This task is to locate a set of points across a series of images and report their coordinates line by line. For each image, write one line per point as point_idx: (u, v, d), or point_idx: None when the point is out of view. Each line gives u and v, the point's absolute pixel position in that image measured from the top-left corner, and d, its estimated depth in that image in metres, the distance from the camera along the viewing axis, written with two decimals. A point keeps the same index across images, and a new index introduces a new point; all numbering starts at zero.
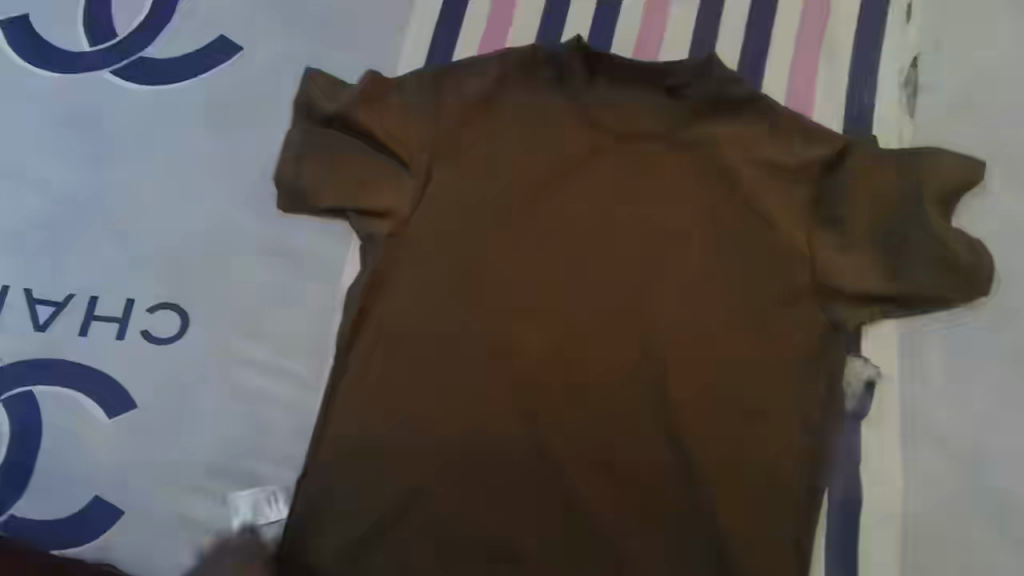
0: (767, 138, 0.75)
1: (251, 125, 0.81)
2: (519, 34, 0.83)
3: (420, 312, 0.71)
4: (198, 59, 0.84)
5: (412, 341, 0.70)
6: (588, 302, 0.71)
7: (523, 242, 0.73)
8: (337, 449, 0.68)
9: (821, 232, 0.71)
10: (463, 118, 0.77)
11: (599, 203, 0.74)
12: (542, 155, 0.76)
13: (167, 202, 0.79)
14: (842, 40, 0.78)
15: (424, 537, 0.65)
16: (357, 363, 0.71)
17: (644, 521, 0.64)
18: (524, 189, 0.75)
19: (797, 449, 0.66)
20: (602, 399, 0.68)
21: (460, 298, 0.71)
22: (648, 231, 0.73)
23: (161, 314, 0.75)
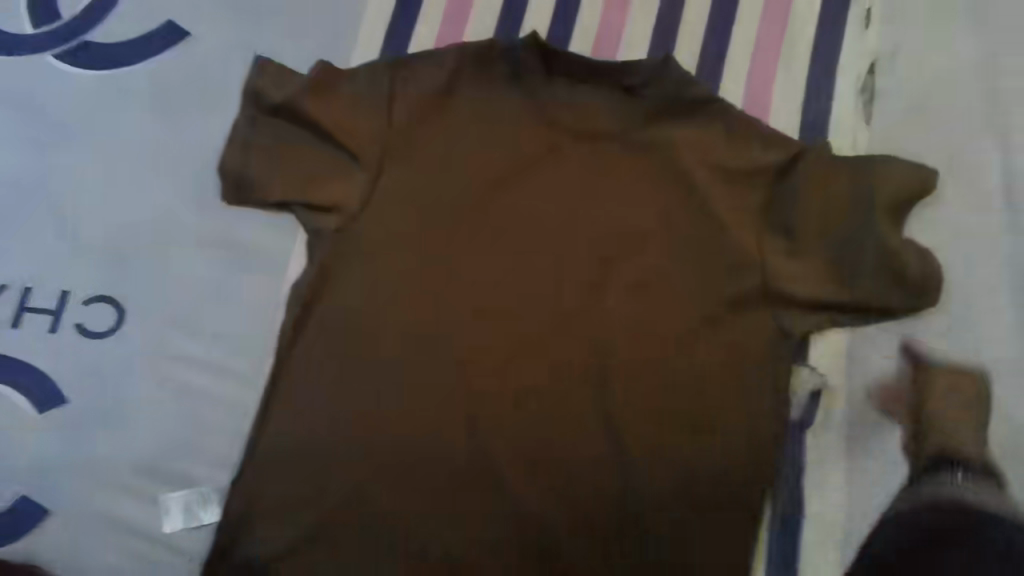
0: (725, 143, 0.72)
1: (197, 112, 0.78)
2: (476, 27, 0.81)
3: (366, 310, 0.70)
4: (145, 45, 0.81)
5: (359, 341, 0.69)
6: (542, 304, 0.70)
7: (476, 241, 0.72)
8: (276, 448, 0.68)
9: (774, 237, 0.70)
10: (419, 114, 0.74)
11: (556, 202, 0.73)
12: (499, 153, 0.74)
13: (106, 191, 0.76)
14: (801, 45, 0.77)
15: (366, 537, 0.66)
16: (302, 362, 0.69)
17: (587, 525, 0.65)
18: (479, 188, 0.73)
19: (743, 456, 0.66)
20: (549, 403, 0.68)
21: (408, 298, 0.70)
22: (604, 234, 0.72)
23: (96, 308, 0.72)
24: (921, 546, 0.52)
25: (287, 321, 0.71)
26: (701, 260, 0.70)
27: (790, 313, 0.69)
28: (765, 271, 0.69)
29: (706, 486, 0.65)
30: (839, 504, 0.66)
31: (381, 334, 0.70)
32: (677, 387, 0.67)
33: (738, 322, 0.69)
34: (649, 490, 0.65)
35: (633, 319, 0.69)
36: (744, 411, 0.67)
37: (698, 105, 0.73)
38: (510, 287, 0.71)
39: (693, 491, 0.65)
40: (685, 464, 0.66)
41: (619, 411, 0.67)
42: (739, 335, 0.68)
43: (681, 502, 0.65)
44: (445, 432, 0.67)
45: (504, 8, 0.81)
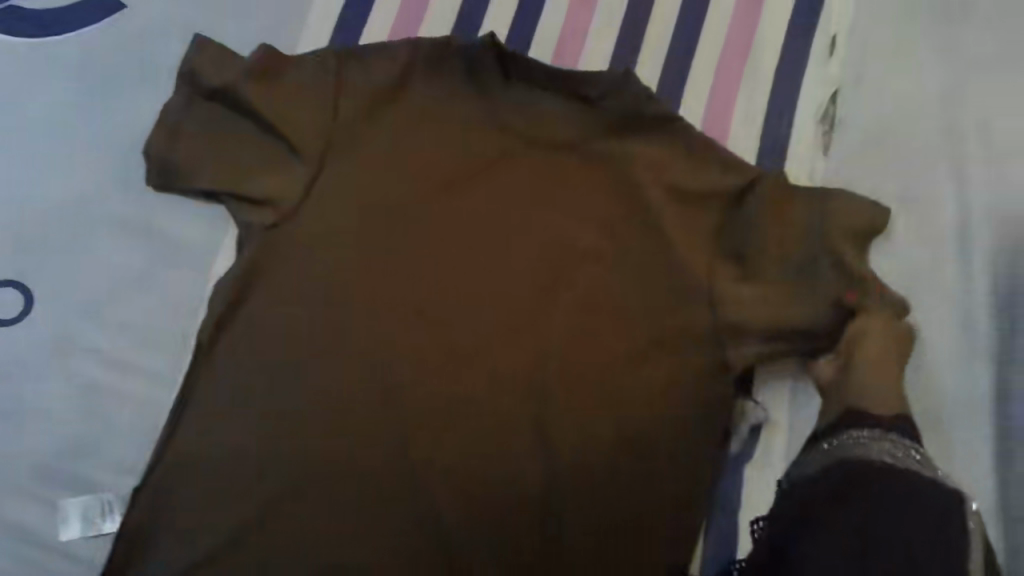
0: (684, 163, 0.70)
1: (128, 89, 0.73)
2: (433, 23, 0.77)
3: (301, 313, 0.66)
4: (76, 13, 0.75)
5: (290, 344, 0.66)
6: (484, 312, 0.67)
7: (419, 243, 0.69)
8: (190, 451, 0.63)
9: (722, 260, 0.68)
10: (369, 108, 0.70)
11: (507, 209, 0.70)
12: (448, 153, 0.71)
13: (21, 166, 0.70)
14: (765, 68, 0.76)
15: (286, 543, 0.62)
16: (226, 363, 0.65)
17: (512, 549, 0.63)
18: (426, 188, 0.70)
19: (677, 476, 0.64)
20: (483, 418, 0.65)
21: (347, 300, 0.67)
22: (550, 241, 0.69)
23: (2, 293, 0.67)
24: (820, 499, 0.54)
25: (208, 319, 0.67)
26: (648, 279, 0.68)
27: (730, 331, 0.66)
28: (712, 296, 0.67)
29: (614, 492, 0.64)
30: None
31: (311, 335, 0.66)
32: (618, 405, 0.65)
33: (685, 338, 0.67)
34: (577, 513, 0.64)
35: (568, 327, 0.67)
36: (669, 425, 0.65)
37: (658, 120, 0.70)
38: (451, 291, 0.68)
39: (600, 493, 0.64)
40: (613, 479, 0.64)
41: (552, 424, 0.65)
42: (685, 356, 0.66)
43: (595, 501, 0.64)
44: (362, 436, 0.64)
45: (463, 6, 0.77)
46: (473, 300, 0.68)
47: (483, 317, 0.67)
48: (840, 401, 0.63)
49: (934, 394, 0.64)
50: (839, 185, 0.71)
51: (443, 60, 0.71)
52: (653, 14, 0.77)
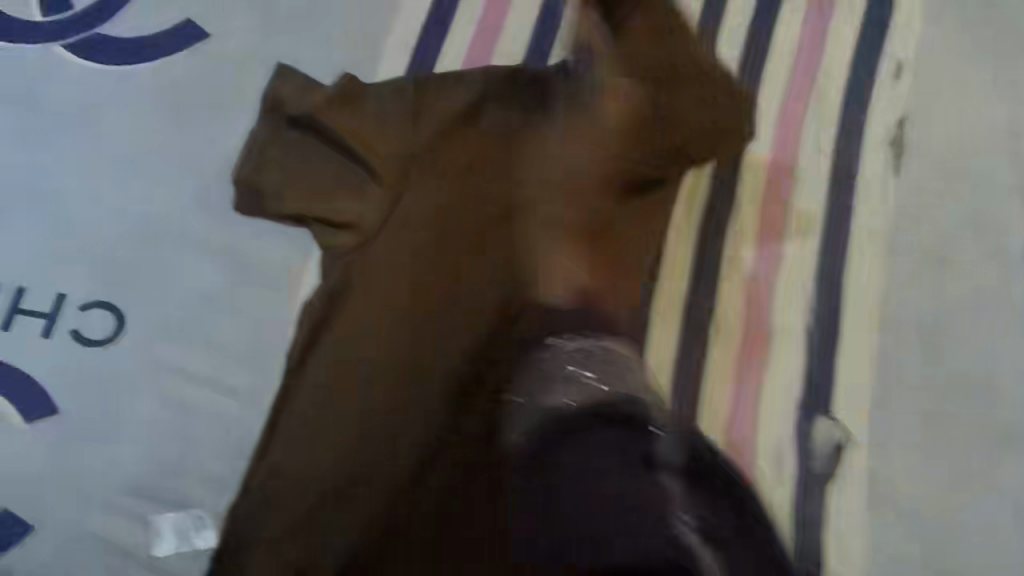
0: (746, 187, 0.72)
1: (211, 116, 0.75)
2: (506, 48, 0.79)
3: (371, 333, 0.66)
4: (160, 42, 0.77)
5: (359, 360, 0.66)
6: (536, 324, 0.65)
7: (481, 256, 0.67)
8: (272, 476, 0.64)
9: (794, 294, 0.69)
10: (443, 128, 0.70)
11: (574, 212, 0.66)
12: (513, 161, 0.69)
13: (107, 191, 0.73)
14: (836, 84, 0.75)
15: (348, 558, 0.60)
16: (311, 380, 0.66)
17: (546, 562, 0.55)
18: (491, 200, 0.68)
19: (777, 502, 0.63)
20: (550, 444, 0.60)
21: (413, 322, 0.67)
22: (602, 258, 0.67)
23: (93, 314, 0.69)
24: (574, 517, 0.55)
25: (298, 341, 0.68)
26: (722, 297, 0.69)
27: (805, 351, 0.67)
28: (786, 318, 0.68)
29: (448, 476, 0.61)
30: (860, 537, 0.62)
31: (378, 351, 0.66)
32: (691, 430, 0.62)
33: (763, 358, 0.67)
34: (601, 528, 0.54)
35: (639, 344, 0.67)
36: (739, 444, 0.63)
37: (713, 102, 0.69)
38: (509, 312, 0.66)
39: (461, 486, 0.61)
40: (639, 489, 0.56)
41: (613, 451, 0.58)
42: (764, 379, 0.66)
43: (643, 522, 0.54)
44: (392, 441, 0.64)
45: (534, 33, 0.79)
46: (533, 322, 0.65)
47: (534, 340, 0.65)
48: (908, 396, 0.65)
49: (939, 414, 0.65)
50: (919, 200, 0.71)
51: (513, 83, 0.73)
52: None
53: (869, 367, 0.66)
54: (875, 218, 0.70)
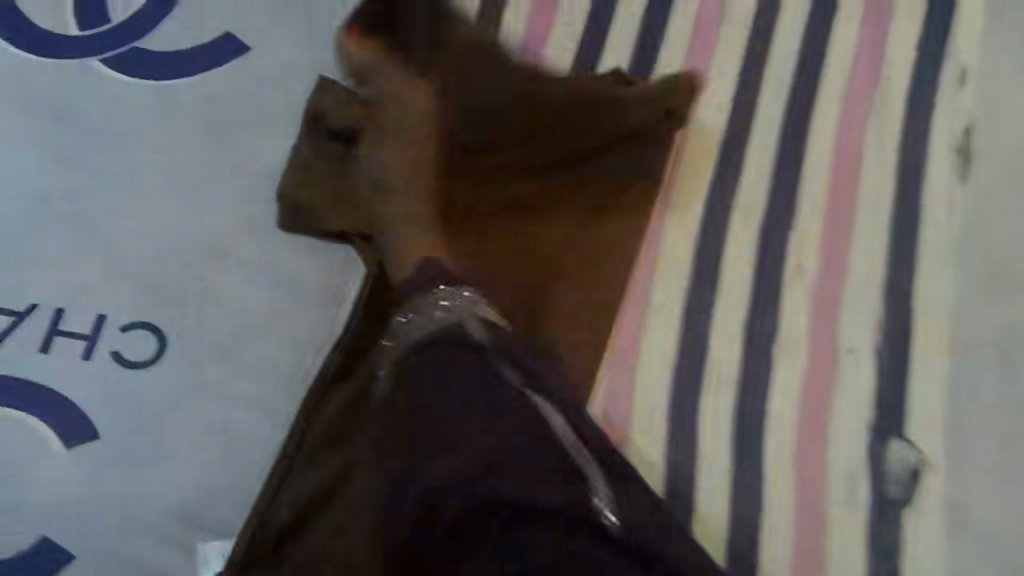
0: (805, 196, 0.70)
1: (253, 131, 0.74)
2: (553, 57, 0.77)
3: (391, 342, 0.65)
4: (200, 56, 0.75)
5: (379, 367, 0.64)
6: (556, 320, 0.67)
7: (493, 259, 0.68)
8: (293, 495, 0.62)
9: (858, 311, 0.66)
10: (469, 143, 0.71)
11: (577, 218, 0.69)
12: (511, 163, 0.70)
13: (146, 207, 0.71)
14: (896, 92, 0.73)
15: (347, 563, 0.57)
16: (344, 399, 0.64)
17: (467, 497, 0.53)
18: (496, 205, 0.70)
19: (847, 521, 0.60)
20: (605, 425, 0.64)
21: None
22: (596, 251, 0.69)
23: (135, 336, 0.67)
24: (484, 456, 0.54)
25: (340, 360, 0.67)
26: (784, 313, 0.67)
27: (872, 367, 0.64)
28: (852, 333, 0.65)
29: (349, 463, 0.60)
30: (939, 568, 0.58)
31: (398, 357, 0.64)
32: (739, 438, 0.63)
33: (829, 377, 0.64)
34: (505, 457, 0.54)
35: (694, 361, 0.66)
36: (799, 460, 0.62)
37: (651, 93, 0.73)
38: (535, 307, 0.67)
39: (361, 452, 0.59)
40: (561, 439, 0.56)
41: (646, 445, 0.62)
42: (833, 398, 0.64)
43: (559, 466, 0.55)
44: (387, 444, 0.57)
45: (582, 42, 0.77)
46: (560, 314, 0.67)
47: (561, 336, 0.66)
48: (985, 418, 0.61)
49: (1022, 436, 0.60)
50: (989, 209, 0.66)
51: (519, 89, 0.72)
52: (776, 39, 0.76)
53: (943, 382, 0.63)
54: (944, 228, 0.67)
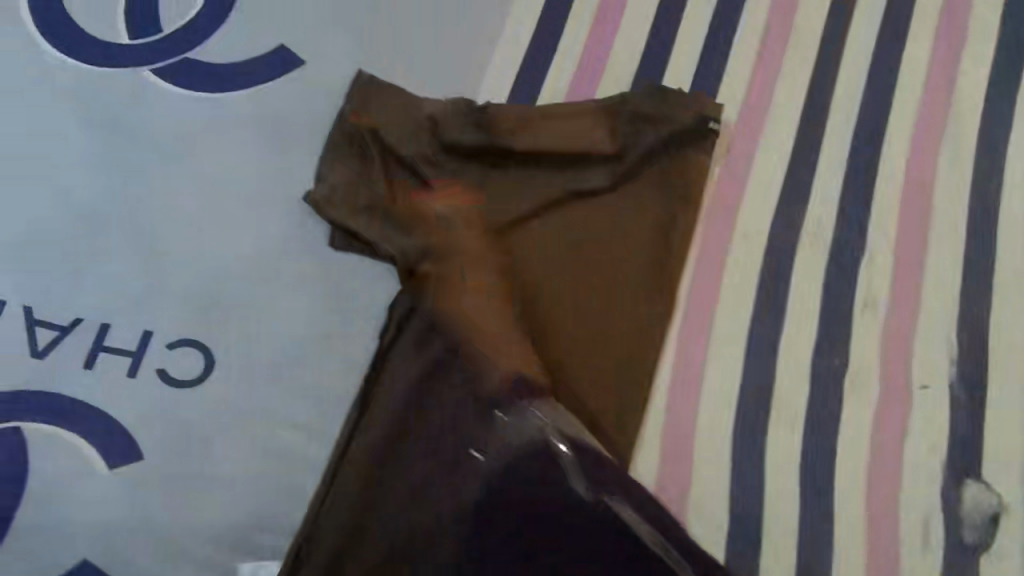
0: (874, 223, 0.68)
1: (304, 144, 0.72)
2: (613, 75, 0.75)
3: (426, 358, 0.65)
4: (253, 69, 0.74)
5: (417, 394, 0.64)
6: (597, 334, 0.66)
7: (533, 277, 0.67)
8: (332, 523, 0.61)
9: (933, 343, 0.63)
10: (507, 168, 0.71)
11: (614, 233, 0.69)
12: (541, 181, 0.70)
13: (198, 222, 0.69)
14: (970, 118, 0.70)
15: None
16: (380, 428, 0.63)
17: None
18: (534, 223, 0.69)
19: (922, 567, 0.58)
20: (659, 453, 0.63)
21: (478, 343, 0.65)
22: (630, 258, 0.68)
23: (181, 353, 0.65)
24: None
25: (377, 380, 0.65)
26: (852, 345, 0.64)
27: (949, 402, 0.62)
28: (925, 368, 0.63)
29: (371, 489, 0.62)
30: None
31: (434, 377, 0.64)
32: (800, 475, 0.61)
33: (904, 411, 0.62)
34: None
35: (760, 393, 0.64)
36: (866, 499, 0.60)
37: (682, 106, 0.72)
38: (560, 325, 0.66)
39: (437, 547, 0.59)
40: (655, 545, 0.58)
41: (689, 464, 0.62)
42: (906, 432, 0.61)
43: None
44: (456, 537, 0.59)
45: (643, 60, 0.76)
46: (582, 336, 0.66)
47: (581, 354, 0.66)
48: None
49: None
50: None
51: (551, 107, 0.72)
52: (842, 62, 0.74)
53: (1020, 419, 0.60)
54: (1021, 261, 0.65)
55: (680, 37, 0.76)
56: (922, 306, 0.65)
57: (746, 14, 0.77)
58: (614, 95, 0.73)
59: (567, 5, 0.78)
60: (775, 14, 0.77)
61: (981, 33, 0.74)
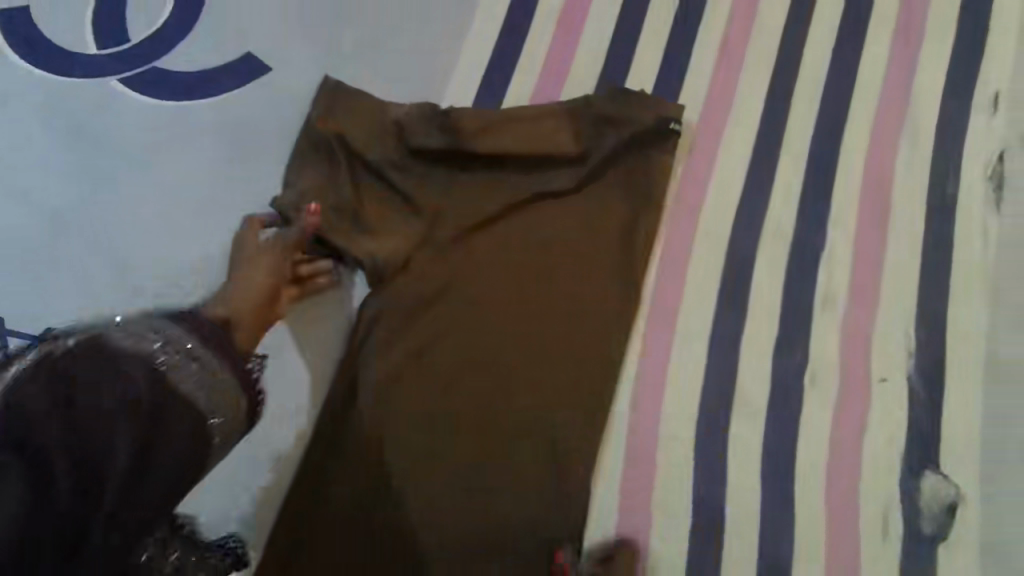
0: (835, 221, 0.69)
1: (271, 150, 0.73)
2: (576, 77, 0.76)
3: (397, 361, 0.66)
4: (220, 77, 0.75)
5: (390, 396, 0.65)
6: (564, 335, 0.66)
7: (504, 279, 0.68)
8: (309, 519, 0.63)
9: (891, 339, 0.65)
10: (474, 173, 0.70)
11: (581, 234, 0.69)
12: (509, 183, 0.70)
13: (166, 228, 0.70)
14: (926, 115, 0.71)
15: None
16: (351, 427, 0.64)
17: None
18: (504, 225, 0.69)
19: (880, 556, 0.59)
20: (625, 451, 0.64)
21: (448, 347, 0.66)
22: (598, 258, 0.68)
23: None
24: None
25: (345, 383, 0.66)
26: (812, 342, 0.66)
27: (907, 396, 0.63)
28: (884, 363, 0.64)
29: (345, 489, 0.63)
30: None
31: (403, 379, 0.65)
32: (763, 471, 0.62)
33: (863, 406, 0.63)
34: None
35: (724, 390, 0.65)
36: (829, 492, 0.61)
37: (649, 111, 0.71)
38: (528, 324, 0.67)
39: None
40: None
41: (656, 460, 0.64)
42: (864, 428, 0.63)
43: None
44: None
45: (606, 61, 0.76)
46: (550, 335, 0.66)
47: (548, 352, 0.66)
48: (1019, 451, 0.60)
49: None
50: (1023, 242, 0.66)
51: (517, 112, 0.71)
52: (803, 60, 0.75)
53: (976, 412, 0.62)
54: (977, 257, 0.66)
55: (644, 36, 0.77)
56: (881, 302, 0.66)
57: (710, 10, 0.78)
58: (582, 97, 0.72)
59: (532, 4, 0.78)
60: (740, 5, 0.78)
61: (939, 27, 0.75)
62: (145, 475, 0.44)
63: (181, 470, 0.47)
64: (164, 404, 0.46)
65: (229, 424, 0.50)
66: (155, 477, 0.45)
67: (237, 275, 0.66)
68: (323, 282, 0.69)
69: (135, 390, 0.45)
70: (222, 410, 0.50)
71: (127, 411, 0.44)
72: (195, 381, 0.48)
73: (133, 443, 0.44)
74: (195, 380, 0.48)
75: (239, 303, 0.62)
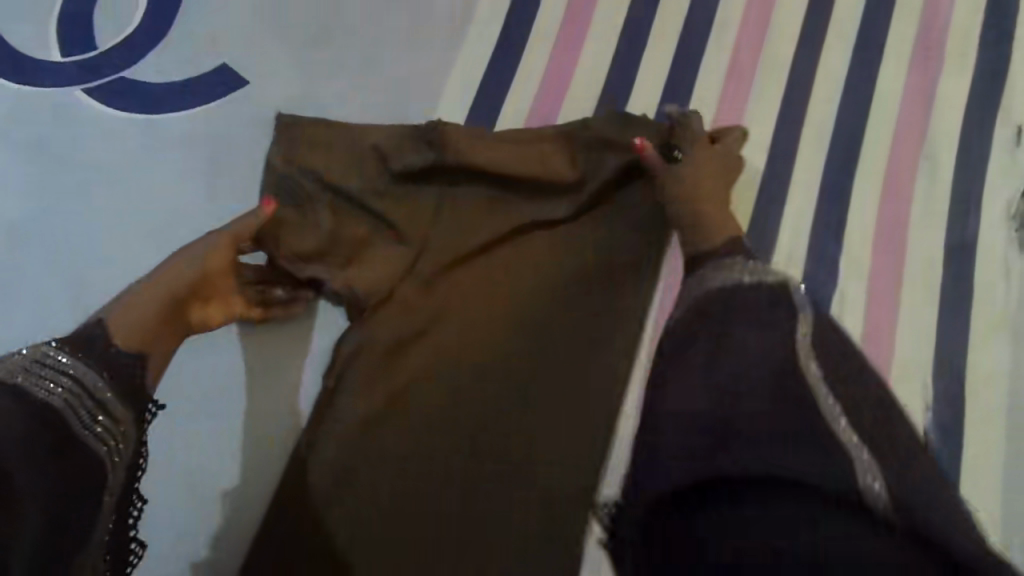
0: (849, 255, 0.65)
1: (243, 164, 0.68)
2: (576, 94, 0.71)
3: (378, 395, 0.61)
4: (193, 88, 0.71)
5: (370, 433, 0.61)
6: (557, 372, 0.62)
7: (495, 308, 0.63)
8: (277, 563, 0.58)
9: (907, 382, 0.60)
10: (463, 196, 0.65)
11: (580, 263, 0.64)
12: (505, 207, 0.65)
13: (124, 246, 0.65)
14: (946, 146, 0.67)
15: None
16: (325, 464, 0.60)
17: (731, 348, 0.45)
18: (497, 253, 0.65)
19: None
20: None
21: (433, 382, 0.62)
22: (596, 289, 0.64)
23: None
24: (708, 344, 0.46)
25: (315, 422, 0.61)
26: None
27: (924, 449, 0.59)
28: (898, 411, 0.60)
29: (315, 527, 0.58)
30: None
31: (384, 415, 0.61)
32: None
33: None
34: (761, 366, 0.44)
35: None
36: None
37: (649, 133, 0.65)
38: (519, 358, 0.62)
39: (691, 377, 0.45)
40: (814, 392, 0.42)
41: None
42: None
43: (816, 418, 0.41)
44: None
45: (608, 79, 0.72)
46: (545, 364, 0.62)
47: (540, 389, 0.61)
48: None
49: None
50: None
51: (510, 136, 0.66)
52: (815, 83, 0.71)
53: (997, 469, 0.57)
54: (999, 302, 0.62)
55: (648, 54, 0.72)
56: (897, 345, 0.62)
57: (718, 29, 0.73)
58: (581, 120, 0.67)
59: (529, 20, 0.74)
60: (750, 24, 0.74)
61: (960, 53, 0.71)
62: (58, 510, 0.43)
63: (79, 513, 0.45)
64: (56, 448, 0.43)
65: (123, 464, 0.48)
66: (64, 516, 0.43)
67: (166, 263, 0.57)
68: (277, 301, 0.64)
69: (44, 408, 0.44)
70: (120, 448, 0.48)
71: (44, 430, 0.43)
72: (88, 423, 0.46)
73: (55, 471, 0.43)
74: (78, 434, 0.45)
75: (156, 327, 0.53)
